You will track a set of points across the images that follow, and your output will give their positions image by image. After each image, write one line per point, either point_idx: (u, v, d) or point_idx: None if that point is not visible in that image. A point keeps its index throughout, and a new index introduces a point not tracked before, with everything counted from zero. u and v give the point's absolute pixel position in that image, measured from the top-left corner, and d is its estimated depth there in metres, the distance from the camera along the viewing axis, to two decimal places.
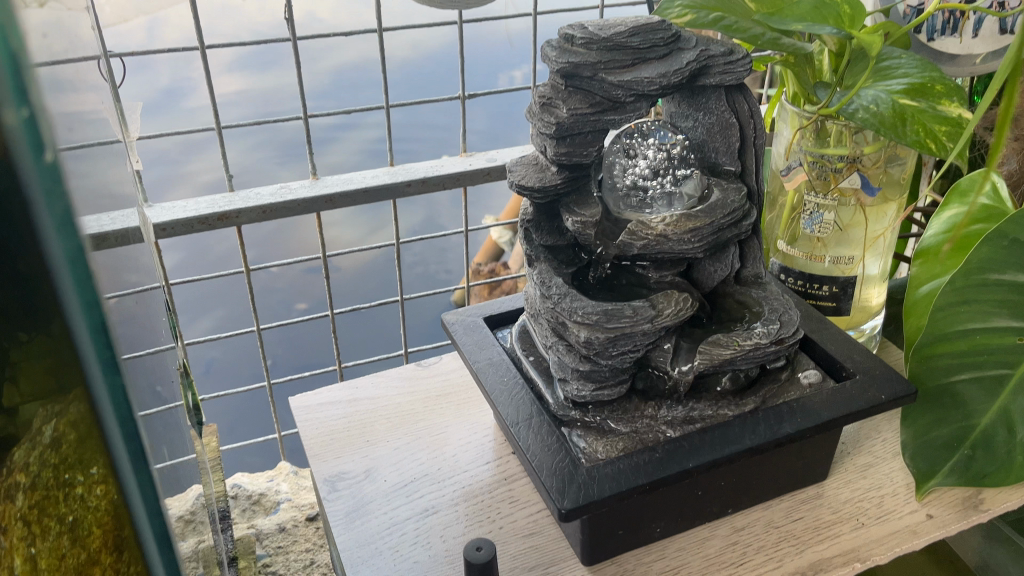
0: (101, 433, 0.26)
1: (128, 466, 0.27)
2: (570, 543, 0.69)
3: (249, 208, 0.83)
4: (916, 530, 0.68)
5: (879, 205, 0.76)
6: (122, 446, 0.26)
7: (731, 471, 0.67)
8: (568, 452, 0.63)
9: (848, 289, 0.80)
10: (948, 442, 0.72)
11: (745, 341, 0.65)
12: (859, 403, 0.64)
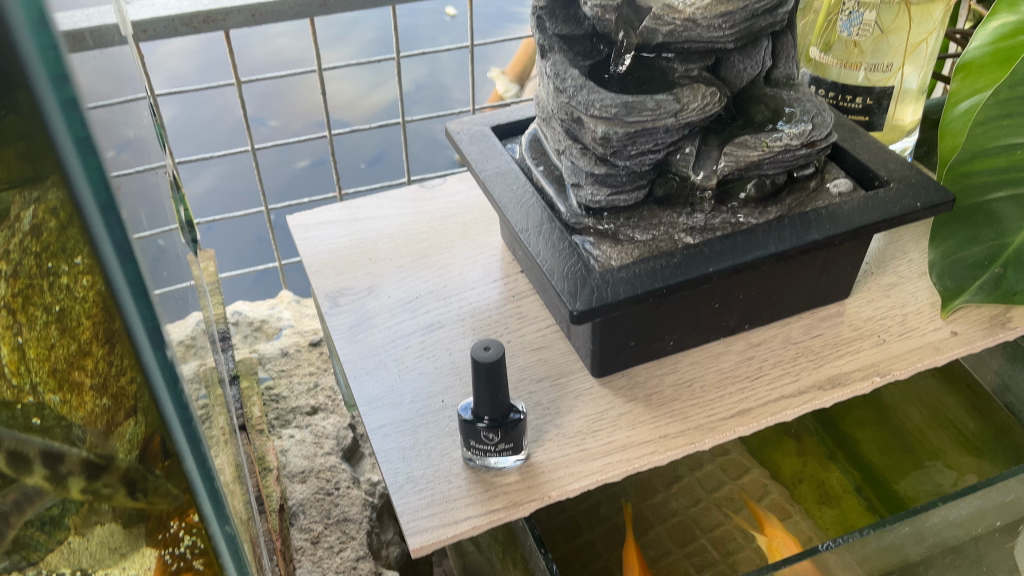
0: (71, 194, 0.23)
1: (105, 239, 0.25)
2: (581, 357, 0.67)
3: (237, 10, 0.77)
4: (939, 347, 0.65)
5: (925, 4, 0.69)
6: (96, 213, 0.24)
7: (749, 283, 0.64)
8: (580, 257, 0.59)
9: (882, 103, 0.74)
10: (979, 261, 0.68)
11: (775, 143, 0.60)
12: (891, 211, 0.61)
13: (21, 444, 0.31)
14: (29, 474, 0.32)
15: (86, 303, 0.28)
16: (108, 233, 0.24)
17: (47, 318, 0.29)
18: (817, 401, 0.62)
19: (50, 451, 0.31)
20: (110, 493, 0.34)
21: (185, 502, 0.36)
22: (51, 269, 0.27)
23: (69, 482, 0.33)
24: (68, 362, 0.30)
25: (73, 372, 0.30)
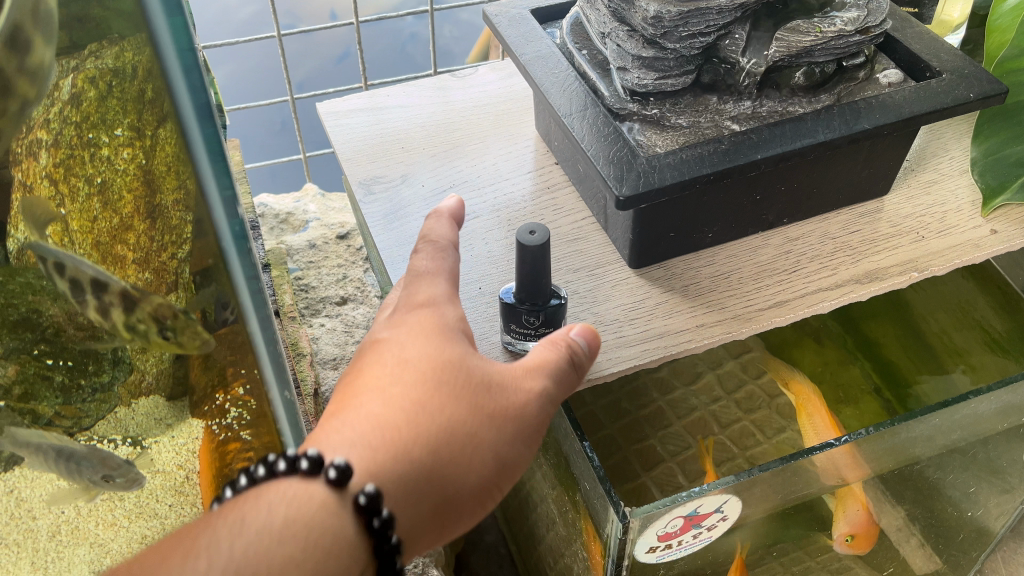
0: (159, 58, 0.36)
1: (187, 98, 0.38)
2: (618, 247, 0.67)
3: None
4: (978, 244, 0.65)
5: None
6: (180, 79, 0.37)
7: (791, 174, 0.63)
8: (625, 141, 0.58)
9: None
10: (1021, 159, 0.67)
11: (828, 29, 0.58)
12: (943, 101, 0.59)
13: (77, 270, 0.40)
14: (88, 307, 0.41)
15: (127, 172, 0.40)
16: (188, 90, 0.37)
17: (91, 189, 0.40)
18: (854, 294, 0.62)
19: (100, 282, 0.41)
20: (145, 329, 0.43)
21: (240, 375, 0.50)
22: (92, 140, 0.39)
23: (113, 315, 0.42)
24: (108, 231, 0.41)
25: (114, 239, 0.41)
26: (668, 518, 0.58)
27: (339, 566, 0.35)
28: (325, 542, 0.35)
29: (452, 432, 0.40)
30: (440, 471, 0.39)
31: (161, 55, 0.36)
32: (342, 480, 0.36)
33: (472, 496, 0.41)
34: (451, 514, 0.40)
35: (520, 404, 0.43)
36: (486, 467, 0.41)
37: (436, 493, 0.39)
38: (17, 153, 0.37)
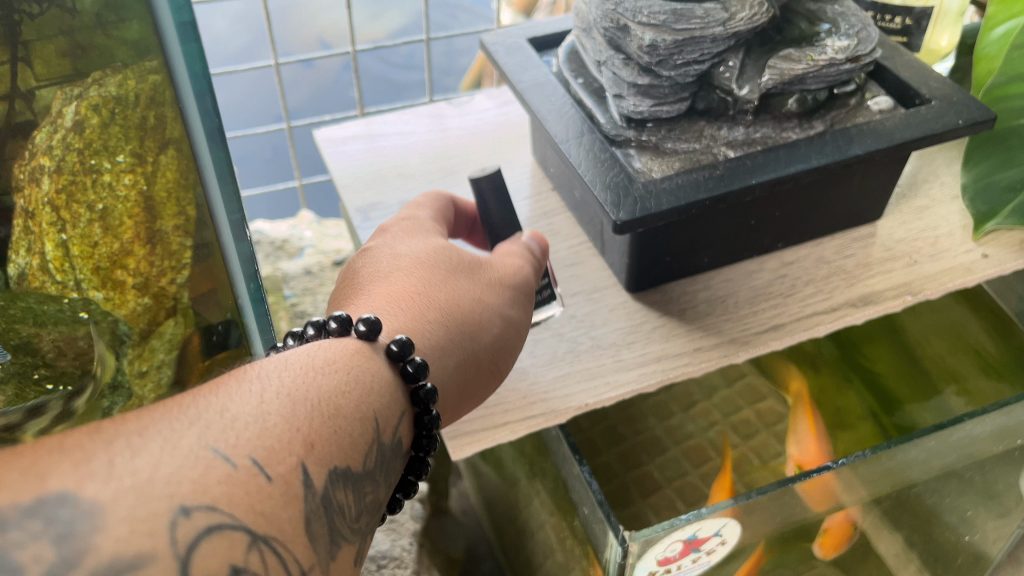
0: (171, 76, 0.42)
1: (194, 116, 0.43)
2: (615, 271, 0.67)
3: None
4: (971, 267, 0.66)
5: None
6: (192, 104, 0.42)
7: (786, 199, 0.64)
8: (622, 167, 0.59)
9: (921, 23, 0.74)
10: (1010, 185, 0.68)
11: (820, 57, 0.60)
12: (933, 127, 0.60)
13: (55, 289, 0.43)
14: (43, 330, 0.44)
15: (126, 201, 0.44)
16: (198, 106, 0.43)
17: (91, 215, 0.43)
18: (848, 318, 0.63)
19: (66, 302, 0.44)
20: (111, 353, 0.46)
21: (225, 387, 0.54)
22: (93, 167, 0.42)
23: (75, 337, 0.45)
24: (101, 259, 0.44)
25: (112, 271, 0.45)
26: (668, 542, 0.58)
27: (380, 403, 0.38)
28: (363, 380, 0.37)
29: (463, 308, 0.47)
30: (464, 331, 0.47)
31: (171, 69, 0.41)
32: (370, 334, 0.40)
33: (485, 362, 0.48)
34: (470, 373, 0.47)
35: (516, 290, 0.52)
36: (495, 336, 0.49)
37: (461, 347, 0.46)
38: (16, 184, 0.41)
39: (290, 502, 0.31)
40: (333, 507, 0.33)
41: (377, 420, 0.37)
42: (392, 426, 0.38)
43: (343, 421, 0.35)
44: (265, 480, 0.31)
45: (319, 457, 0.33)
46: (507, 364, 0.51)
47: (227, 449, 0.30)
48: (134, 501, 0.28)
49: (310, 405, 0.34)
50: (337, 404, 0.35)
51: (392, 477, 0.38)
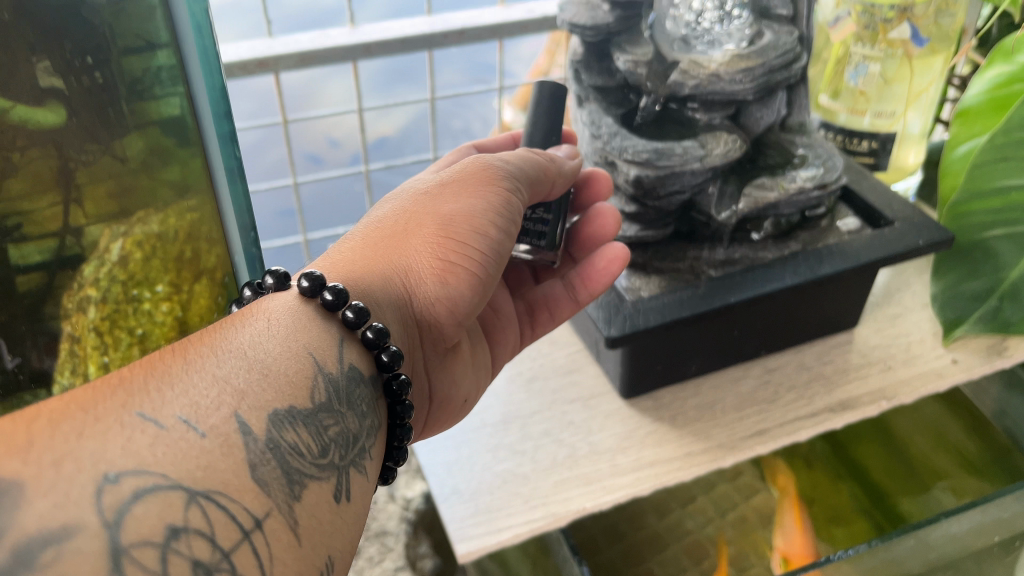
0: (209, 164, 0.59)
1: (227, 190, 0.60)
2: (610, 379, 0.72)
3: (288, 54, 0.79)
4: (941, 372, 0.71)
5: (926, 57, 0.76)
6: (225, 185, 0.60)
7: (766, 312, 0.69)
8: (614, 288, 0.65)
9: (887, 145, 0.81)
10: (975, 294, 0.74)
11: (791, 185, 0.66)
12: (896, 247, 0.66)
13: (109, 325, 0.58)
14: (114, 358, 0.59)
15: (163, 321, 0.60)
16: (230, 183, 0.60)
17: (132, 338, 0.59)
18: (829, 423, 0.67)
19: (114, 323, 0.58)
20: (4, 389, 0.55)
21: None
22: (136, 296, 0.58)
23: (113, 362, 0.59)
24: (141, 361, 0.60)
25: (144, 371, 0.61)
26: None
27: (311, 341, 0.44)
28: (286, 326, 0.44)
29: (399, 249, 0.55)
30: (390, 250, 0.55)
31: (211, 159, 0.58)
32: (316, 288, 0.46)
33: (428, 264, 0.54)
34: (415, 277, 0.54)
35: (478, 187, 0.57)
36: (429, 240, 0.55)
37: (389, 262, 0.54)
38: (70, 309, 0.56)
39: (233, 452, 0.35)
40: (287, 444, 0.38)
41: (311, 358, 0.42)
42: (331, 358, 0.44)
43: (272, 368, 0.40)
44: (200, 434, 0.35)
45: (250, 402, 0.38)
46: (475, 265, 0.55)
47: (153, 411, 0.34)
48: (54, 475, 0.31)
49: (235, 366, 0.39)
50: (269, 363, 0.40)
51: (354, 403, 0.43)
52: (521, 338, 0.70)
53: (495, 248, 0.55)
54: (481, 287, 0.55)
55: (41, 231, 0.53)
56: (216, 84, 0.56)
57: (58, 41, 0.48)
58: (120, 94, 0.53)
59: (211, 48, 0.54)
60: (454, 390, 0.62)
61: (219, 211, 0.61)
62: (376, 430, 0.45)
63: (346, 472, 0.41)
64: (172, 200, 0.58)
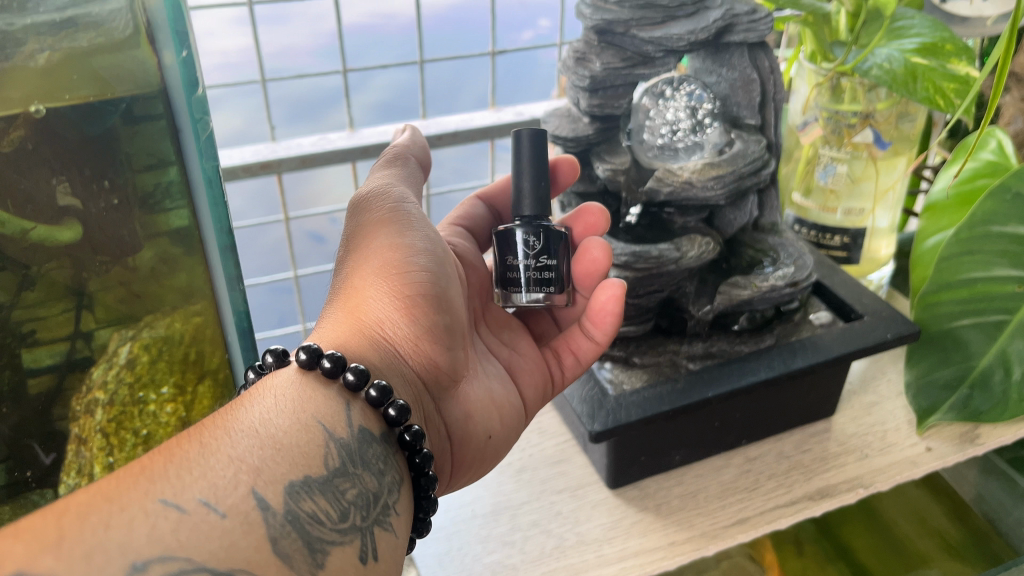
0: (211, 271, 0.61)
1: (227, 295, 0.63)
2: (596, 469, 0.74)
3: (290, 158, 0.93)
4: (916, 460, 0.73)
5: (890, 159, 0.81)
6: (226, 291, 0.62)
7: (745, 404, 0.72)
8: (596, 382, 0.68)
9: (858, 240, 0.85)
10: (948, 382, 0.77)
11: (763, 284, 0.70)
12: (867, 340, 0.70)
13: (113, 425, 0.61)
14: (119, 458, 0.62)
15: (166, 421, 0.63)
16: (230, 290, 0.63)
17: (136, 439, 0.62)
18: (808, 511, 0.69)
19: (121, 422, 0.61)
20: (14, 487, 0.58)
21: None
22: (141, 398, 0.61)
23: (116, 463, 0.62)
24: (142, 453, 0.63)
25: None
26: None
27: (319, 410, 0.46)
28: (295, 397, 0.46)
29: (356, 303, 0.54)
30: (352, 310, 0.54)
31: (213, 269, 0.61)
32: (312, 359, 0.48)
33: (392, 307, 0.54)
34: (388, 324, 0.54)
35: (402, 215, 0.56)
36: (380, 284, 0.54)
37: (354, 323, 0.53)
38: (77, 409, 0.59)
39: (253, 530, 0.38)
40: (305, 514, 0.41)
41: (321, 427, 0.45)
42: (340, 424, 0.46)
43: (285, 443, 0.43)
44: (219, 515, 0.37)
45: (265, 477, 0.40)
46: (427, 287, 0.54)
47: (175, 497, 0.37)
48: (84, 565, 0.33)
49: (250, 443, 0.41)
50: (280, 437, 0.43)
51: (368, 462, 0.47)
52: (548, 381, 0.69)
53: (435, 262, 0.55)
54: (443, 307, 0.55)
55: (54, 337, 0.56)
56: (218, 195, 0.59)
57: (79, 168, 0.52)
58: (134, 212, 0.56)
59: (208, 143, 0.57)
60: (472, 434, 0.61)
61: (219, 317, 0.63)
62: (397, 483, 0.48)
63: (369, 532, 0.44)
64: (179, 305, 0.61)
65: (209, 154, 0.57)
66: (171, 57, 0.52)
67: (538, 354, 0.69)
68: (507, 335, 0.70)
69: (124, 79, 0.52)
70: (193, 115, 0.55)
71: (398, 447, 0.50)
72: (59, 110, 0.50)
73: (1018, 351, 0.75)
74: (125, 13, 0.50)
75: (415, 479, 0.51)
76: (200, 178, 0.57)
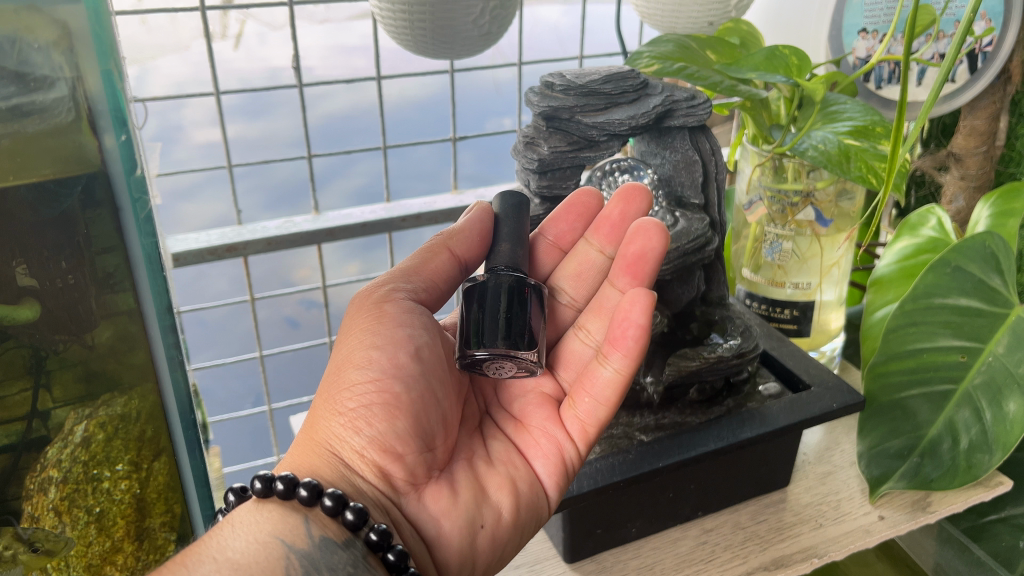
0: (151, 348, 0.61)
1: (168, 374, 0.63)
2: (554, 543, 0.74)
3: (255, 241, 1.00)
4: (868, 529, 0.75)
5: (833, 235, 0.84)
6: (167, 371, 0.63)
7: (699, 474, 0.73)
8: None
9: (807, 313, 0.88)
10: (899, 451, 0.77)
11: (711, 354, 0.72)
12: (813, 409, 0.72)
13: (66, 505, 0.61)
14: (69, 537, 0.62)
15: (118, 498, 0.63)
16: (171, 371, 0.63)
17: (89, 516, 0.62)
18: None
19: (74, 501, 0.61)
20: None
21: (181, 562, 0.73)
22: (96, 475, 0.61)
23: (65, 542, 0.62)
24: (95, 532, 0.63)
25: (97, 556, 0.63)
26: None
27: (279, 528, 0.50)
28: (254, 522, 0.50)
29: (317, 424, 0.57)
30: (316, 432, 0.57)
31: (152, 340, 0.61)
32: (267, 486, 0.51)
33: (341, 420, 0.56)
34: (339, 439, 0.56)
35: (377, 313, 0.58)
36: (332, 406, 0.56)
37: (316, 445, 0.56)
38: (30, 486, 0.59)
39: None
40: None
41: (279, 542, 0.49)
42: (299, 536, 0.49)
43: (242, 568, 0.47)
44: None
45: None
46: (376, 396, 0.55)
47: None
48: None
49: (205, 568, 0.46)
50: (239, 562, 0.47)
51: (334, 566, 0.49)
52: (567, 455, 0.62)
53: (385, 366, 0.55)
54: (395, 412, 0.55)
55: (10, 416, 0.57)
56: (159, 278, 0.59)
57: (37, 250, 0.54)
58: (90, 291, 0.57)
59: (146, 215, 0.57)
60: (454, 533, 0.56)
61: (163, 397, 0.63)
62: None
63: None
64: (136, 383, 0.62)
65: (150, 229, 0.58)
66: (112, 140, 0.54)
67: (550, 422, 0.63)
68: (520, 406, 0.65)
69: (72, 160, 0.53)
70: (129, 191, 0.55)
71: (368, 549, 0.50)
72: (17, 193, 0.52)
73: (965, 420, 0.75)
74: (68, 101, 0.52)
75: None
76: (141, 257, 0.58)
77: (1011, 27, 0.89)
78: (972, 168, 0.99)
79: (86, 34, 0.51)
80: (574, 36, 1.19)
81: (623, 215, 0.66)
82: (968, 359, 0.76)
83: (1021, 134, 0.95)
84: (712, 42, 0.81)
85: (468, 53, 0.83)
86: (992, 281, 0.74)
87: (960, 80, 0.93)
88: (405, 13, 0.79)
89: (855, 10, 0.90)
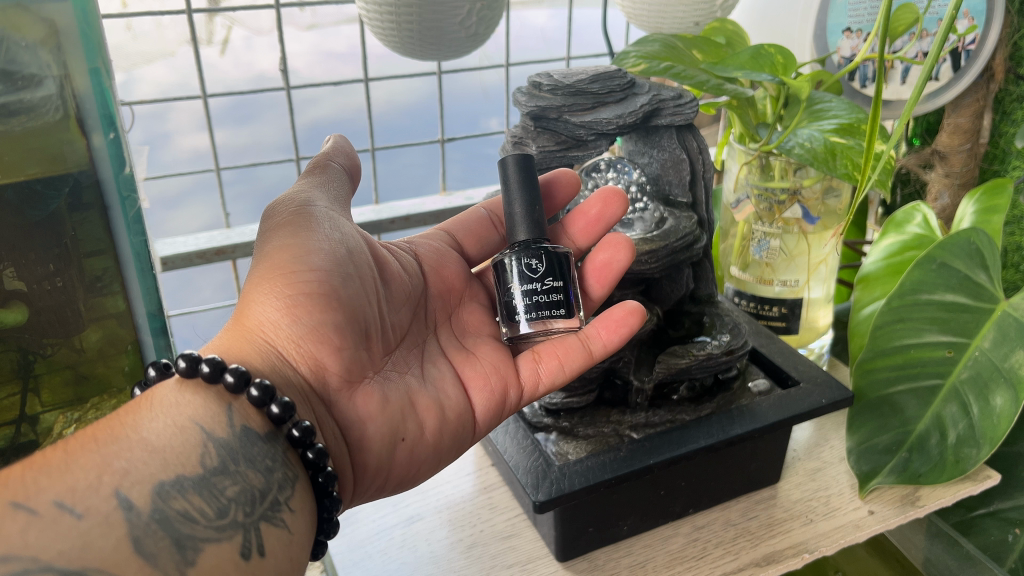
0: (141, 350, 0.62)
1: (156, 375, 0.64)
2: (545, 542, 0.74)
3: (242, 244, 0.99)
4: (859, 524, 0.75)
5: (820, 232, 0.85)
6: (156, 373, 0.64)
7: (688, 471, 0.73)
8: (541, 452, 0.68)
9: (795, 310, 0.89)
10: (888, 447, 0.77)
11: (700, 351, 0.73)
12: (801, 407, 0.72)
13: None
14: None
15: None
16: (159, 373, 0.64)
17: None
18: None
19: None
20: None
21: None
22: None
23: None
24: None
25: None
26: None
27: (197, 414, 0.47)
28: (175, 403, 0.47)
29: (243, 309, 0.55)
30: (244, 317, 0.55)
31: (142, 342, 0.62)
32: (191, 367, 0.48)
33: (276, 307, 0.54)
34: (271, 325, 0.55)
35: (311, 211, 0.57)
36: (263, 289, 0.55)
37: (243, 329, 0.55)
38: None
39: (111, 531, 0.38)
40: (176, 511, 0.41)
41: (198, 428, 0.46)
42: (220, 424, 0.47)
43: (157, 449, 0.43)
44: (75, 516, 0.38)
45: (133, 478, 0.41)
46: (317, 286, 0.54)
47: (28, 500, 0.37)
48: None
49: (119, 447, 0.42)
50: (153, 441, 0.44)
51: (253, 460, 0.47)
52: (504, 383, 0.64)
53: (330, 261, 0.55)
54: (335, 306, 0.55)
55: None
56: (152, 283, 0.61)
57: (23, 251, 0.54)
58: (79, 294, 0.57)
59: (136, 215, 0.58)
60: (376, 438, 0.57)
61: None
62: (289, 479, 0.48)
63: (254, 527, 0.44)
64: (125, 386, 0.63)
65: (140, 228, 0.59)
66: (101, 139, 0.55)
67: (500, 357, 0.65)
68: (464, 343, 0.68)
69: (61, 159, 0.54)
70: (116, 192, 0.57)
71: (289, 445, 0.50)
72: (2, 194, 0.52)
73: (953, 415, 0.76)
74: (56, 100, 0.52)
75: (312, 478, 0.50)
76: (131, 258, 0.59)
77: (993, 25, 0.89)
78: (957, 166, 1.00)
79: (73, 32, 0.52)
80: (560, 40, 1.20)
81: (600, 215, 0.69)
82: (954, 355, 0.77)
83: (1004, 131, 0.97)
84: (698, 42, 0.81)
85: (456, 55, 0.83)
86: (977, 277, 0.75)
87: (943, 78, 0.94)
88: (392, 15, 0.79)
89: (838, 10, 0.91)
